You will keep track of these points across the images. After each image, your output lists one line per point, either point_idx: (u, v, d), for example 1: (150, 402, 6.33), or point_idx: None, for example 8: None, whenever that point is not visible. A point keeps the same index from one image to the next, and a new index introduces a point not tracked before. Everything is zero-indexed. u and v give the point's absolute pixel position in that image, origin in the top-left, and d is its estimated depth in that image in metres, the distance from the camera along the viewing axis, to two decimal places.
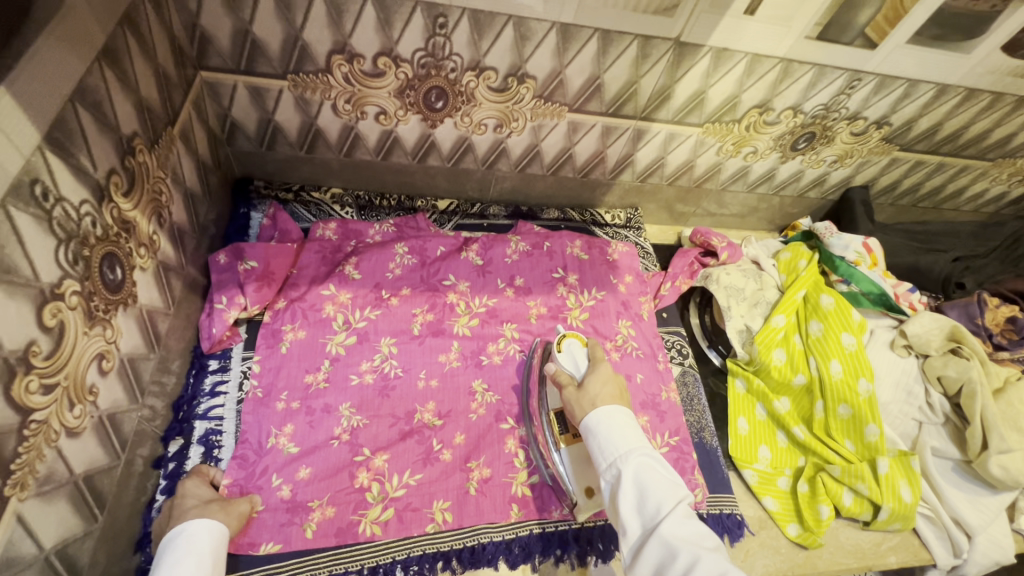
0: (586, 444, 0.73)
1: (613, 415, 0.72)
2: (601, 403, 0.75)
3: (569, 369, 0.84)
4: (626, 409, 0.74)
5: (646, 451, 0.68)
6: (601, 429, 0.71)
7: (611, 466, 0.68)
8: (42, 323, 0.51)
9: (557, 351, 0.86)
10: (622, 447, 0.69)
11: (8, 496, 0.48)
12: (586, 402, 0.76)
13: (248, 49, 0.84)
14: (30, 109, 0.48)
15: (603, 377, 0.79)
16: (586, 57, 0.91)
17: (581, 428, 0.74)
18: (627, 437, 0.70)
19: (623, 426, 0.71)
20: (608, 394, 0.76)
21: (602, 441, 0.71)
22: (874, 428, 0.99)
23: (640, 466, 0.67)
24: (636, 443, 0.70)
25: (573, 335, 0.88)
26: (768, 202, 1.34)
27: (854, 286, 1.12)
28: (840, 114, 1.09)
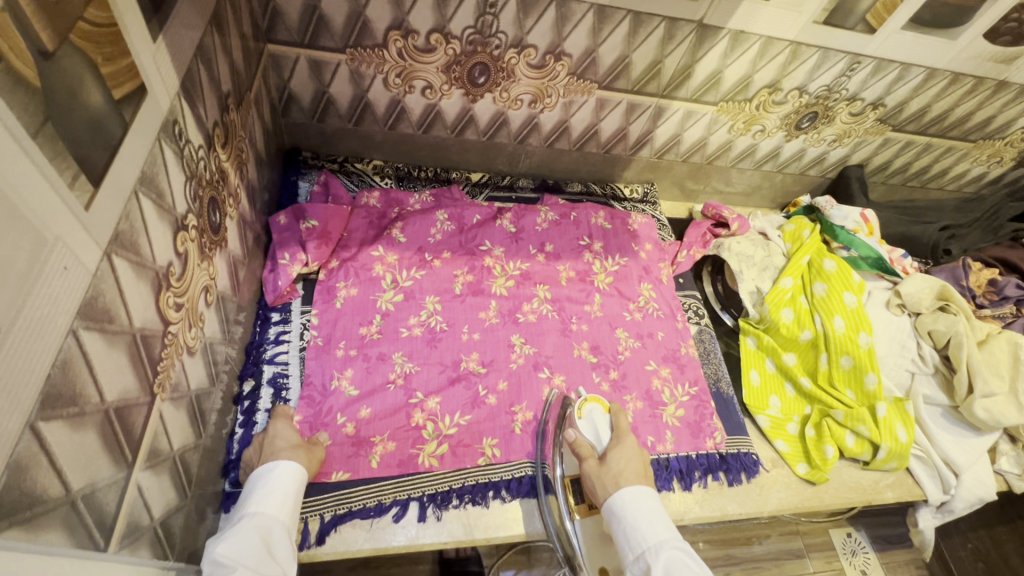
0: (614, 535, 0.74)
1: (639, 499, 0.75)
2: (624, 480, 0.79)
3: (590, 437, 0.92)
4: (651, 492, 0.78)
5: (675, 544, 0.68)
6: (627, 517, 0.73)
7: (638, 558, 0.69)
8: (176, 247, 0.59)
9: (578, 418, 0.94)
10: (650, 537, 0.70)
11: (156, 394, 0.55)
12: (609, 478, 0.81)
13: (314, 24, 0.92)
14: (174, 57, 0.56)
15: (627, 453, 0.85)
16: (618, 38, 1.00)
17: (609, 515, 0.76)
18: (655, 527, 0.71)
19: (651, 516, 0.73)
20: (631, 472, 0.81)
21: (630, 531, 0.72)
22: (873, 377, 1.10)
23: (669, 559, 0.67)
24: (664, 535, 0.70)
25: (594, 400, 0.97)
26: (771, 180, 1.45)
27: (853, 252, 1.23)
28: (840, 94, 1.20)
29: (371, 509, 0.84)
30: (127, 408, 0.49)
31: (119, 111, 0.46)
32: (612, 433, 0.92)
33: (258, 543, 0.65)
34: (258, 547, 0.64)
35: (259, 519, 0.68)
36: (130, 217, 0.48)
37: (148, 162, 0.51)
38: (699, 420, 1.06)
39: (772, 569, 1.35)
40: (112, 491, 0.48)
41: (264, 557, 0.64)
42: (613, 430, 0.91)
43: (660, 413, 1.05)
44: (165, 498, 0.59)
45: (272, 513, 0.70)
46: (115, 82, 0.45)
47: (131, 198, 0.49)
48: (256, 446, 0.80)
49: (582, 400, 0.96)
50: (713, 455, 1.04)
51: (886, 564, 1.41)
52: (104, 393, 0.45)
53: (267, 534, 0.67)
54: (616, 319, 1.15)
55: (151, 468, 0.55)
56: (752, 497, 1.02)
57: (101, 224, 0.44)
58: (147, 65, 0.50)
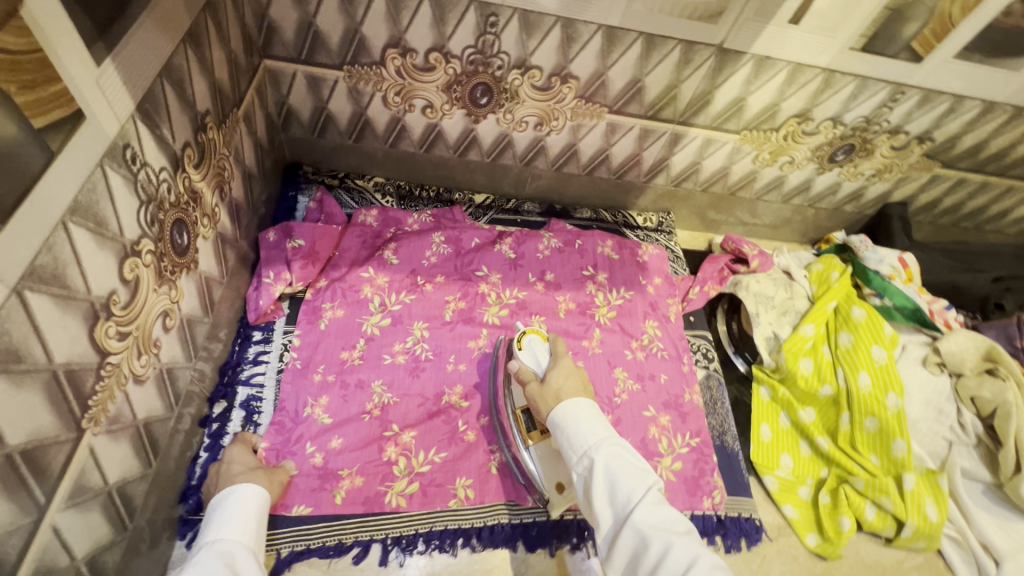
0: (556, 438, 0.71)
1: (579, 405, 0.71)
2: (566, 396, 0.74)
3: (532, 365, 0.83)
4: (591, 400, 0.73)
5: (615, 441, 0.67)
6: (568, 423, 0.70)
7: (581, 459, 0.67)
8: (123, 275, 0.56)
9: (518, 348, 0.84)
10: (591, 439, 0.67)
11: (85, 429, 0.53)
12: (551, 395, 0.75)
13: (310, 40, 0.90)
14: (128, 80, 0.53)
15: (566, 372, 0.79)
16: (629, 61, 0.94)
17: (549, 423, 0.72)
18: (595, 428, 0.68)
19: (591, 417, 0.70)
20: (571, 388, 0.75)
21: (571, 434, 0.69)
22: (902, 444, 0.98)
23: (611, 455, 0.66)
24: (605, 433, 0.68)
25: (533, 331, 0.86)
26: (802, 214, 1.34)
27: (887, 300, 1.11)
28: (881, 127, 1.09)
29: (330, 548, 0.81)
30: (41, 449, 0.47)
31: (42, 141, 0.43)
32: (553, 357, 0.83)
33: (222, 564, 0.63)
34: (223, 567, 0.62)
35: (221, 546, 0.65)
36: (54, 250, 0.46)
37: (84, 191, 0.49)
38: (698, 476, 0.97)
39: None
40: (14, 537, 0.45)
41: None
42: (554, 356, 0.83)
43: (654, 465, 0.97)
44: (93, 535, 0.57)
45: (234, 537, 0.67)
46: (36, 112, 0.42)
47: (57, 230, 0.46)
48: (213, 476, 0.77)
49: (519, 331, 0.85)
50: (710, 517, 0.95)
51: None
52: (6, 438, 0.43)
53: (231, 558, 0.65)
54: (615, 358, 1.07)
55: (74, 505, 0.53)
56: (751, 567, 0.93)
57: (8, 262, 0.41)
58: (86, 91, 0.47)
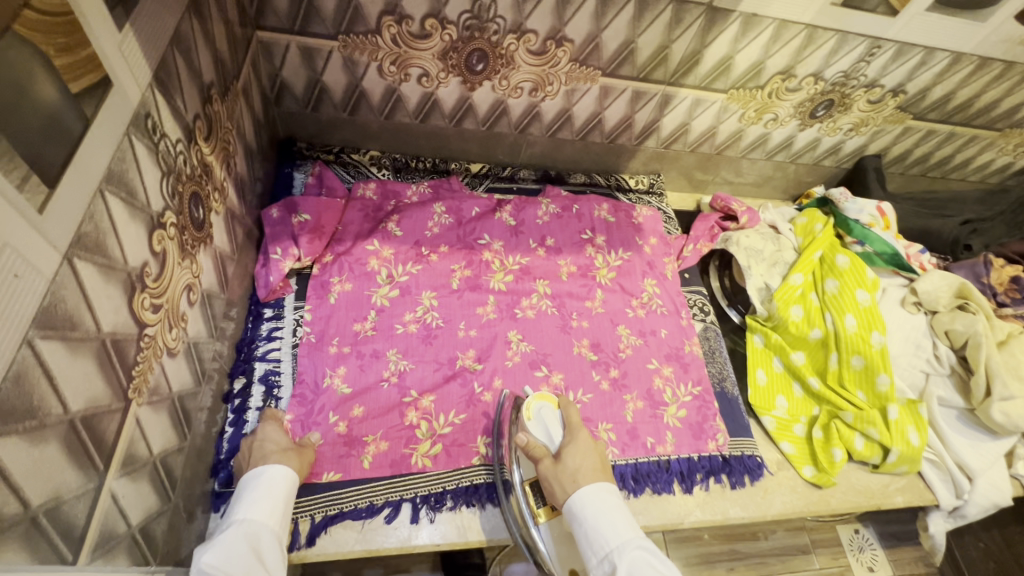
0: (574, 531, 0.69)
1: (599, 496, 0.69)
2: (584, 479, 0.72)
3: (542, 438, 0.82)
4: (611, 487, 0.71)
5: (640, 544, 0.64)
6: (588, 517, 0.67)
7: (601, 561, 0.65)
8: (152, 247, 0.56)
9: (527, 419, 0.84)
10: (614, 540, 0.65)
11: (131, 399, 0.54)
12: (566, 477, 0.73)
13: (303, 10, 0.88)
14: (145, 47, 0.53)
15: (583, 448, 0.77)
16: (622, 23, 0.95)
17: (566, 511, 0.70)
18: (618, 527, 0.66)
19: (615, 514, 0.67)
20: (589, 468, 0.73)
21: (590, 530, 0.67)
22: (885, 378, 1.06)
23: (635, 560, 0.63)
24: (628, 535, 0.66)
25: (544, 400, 0.86)
26: (784, 170, 1.39)
27: (868, 247, 1.18)
28: (859, 81, 1.14)
29: (362, 510, 0.83)
30: (98, 416, 0.48)
31: (77, 107, 0.43)
32: (564, 429, 0.82)
33: (243, 554, 0.62)
34: (242, 560, 0.61)
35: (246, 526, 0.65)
36: (95, 218, 0.46)
37: (115, 160, 0.49)
38: (702, 421, 1.03)
39: (778, 566, 1.33)
40: (81, 501, 0.46)
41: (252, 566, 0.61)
42: (565, 426, 0.82)
43: (661, 414, 1.03)
44: (144, 504, 0.58)
45: (260, 518, 0.66)
46: (72, 75, 0.42)
47: (96, 199, 0.46)
48: (245, 450, 0.79)
49: (529, 400, 0.86)
50: (716, 457, 1.01)
51: (894, 561, 1.38)
52: (68, 404, 0.44)
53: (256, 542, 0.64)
54: (618, 316, 1.12)
55: (126, 476, 0.54)
56: (756, 500, 0.99)
57: (59, 228, 0.41)
58: (112, 56, 0.47)
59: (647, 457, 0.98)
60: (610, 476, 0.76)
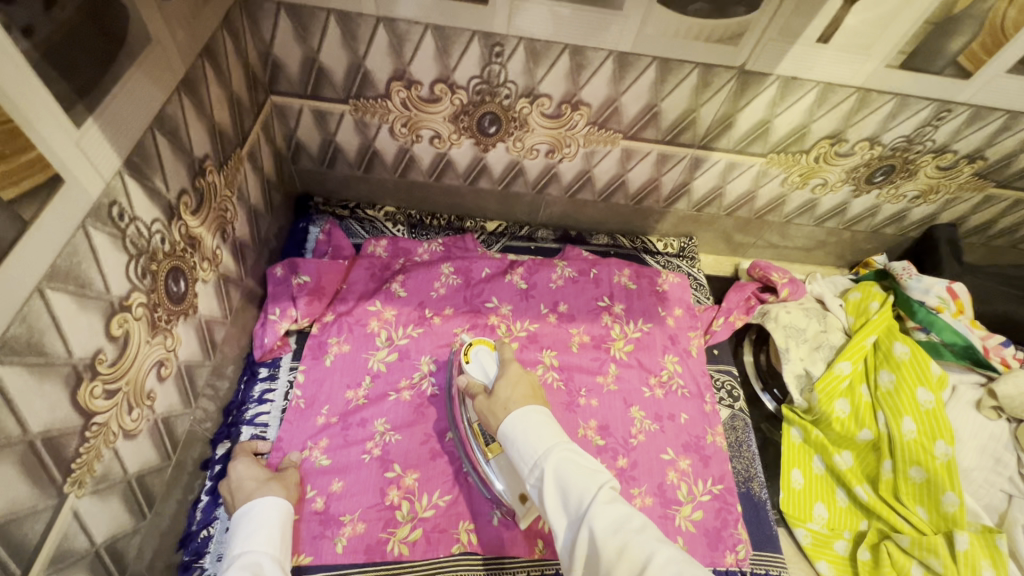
0: (506, 453, 0.67)
1: (529, 415, 0.67)
2: (513, 407, 0.70)
3: (478, 377, 0.82)
4: (543, 408, 0.69)
5: (566, 445, 0.63)
6: (517, 434, 0.66)
7: (531, 470, 0.63)
8: (109, 333, 0.55)
9: (465, 362, 0.84)
10: (540, 447, 0.63)
11: (67, 493, 0.52)
12: (499, 407, 0.71)
13: (315, 76, 0.89)
14: (113, 138, 0.53)
15: (514, 380, 0.76)
16: (643, 86, 0.89)
17: (500, 437, 0.68)
18: (544, 435, 0.64)
19: (539, 425, 0.66)
20: (520, 396, 0.72)
21: (521, 445, 0.65)
22: (953, 497, 0.89)
23: (562, 459, 0.61)
24: (555, 439, 0.64)
25: (480, 342, 0.86)
26: (837, 237, 1.25)
27: (934, 335, 1.02)
28: (924, 146, 1.00)
29: None
30: (14, 522, 0.46)
31: (13, 212, 0.42)
32: (500, 365, 0.82)
33: None
34: None
35: (248, 558, 0.65)
36: (28, 318, 0.45)
37: (64, 255, 0.48)
38: (721, 528, 0.91)
39: None
40: None
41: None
42: (501, 363, 0.82)
43: (672, 515, 0.91)
44: None
45: (259, 549, 0.67)
46: (7, 183, 0.41)
47: (32, 298, 0.45)
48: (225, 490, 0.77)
49: (465, 345, 0.85)
50: (734, 574, 0.88)
51: None
52: None
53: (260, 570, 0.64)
54: (632, 396, 1.02)
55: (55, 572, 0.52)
56: None
57: None
58: (63, 154, 0.46)
59: None
60: (544, 401, 0.74)
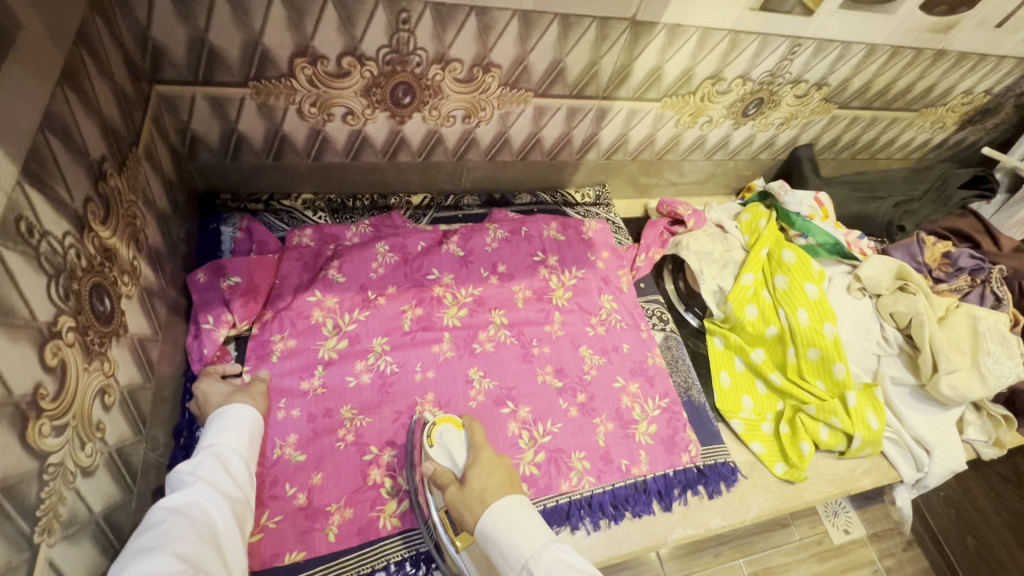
0: (489, 552, 0.69)
1: (509, 507, 0.70)
2: (491, 498, 0.72)
3: (445, 462, 0.82)
4: (521, 496, 0.73)
5: (554, 546, 0.67)
6: (500, 534, 0.68)
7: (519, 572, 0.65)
8: (45, 363, 0.50)
9: (429, 446, 0.83)
10: (529, 549, 0.66)
11: (39, 542, 0.47)
12: (475, 499, 0.73)
13: (204, 60, 0.81)
14: (5, 142, 0.46)
15: (487, 467, 0.78)
16: (547, 44, 0.93)
17: (478, 534, 0.70)
18: (530, 535, 0.67)
19: (523, 522, 0.69)
20: (496, 486, 0.74)
21: (505, 546, 0.68)
22: (841, 366, 1.09)
23: (552, 562, 0.65)
24: (542, 539, 0.68)
25: (445, 421, 0.86)
26: (724, 167, 1.41)
27: (810, 239, 1.21)
28: (784, 78, 1.16)
29: None
30: None
31: None
32: (467, 449, 0.82)
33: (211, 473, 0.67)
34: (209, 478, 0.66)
35: (215, 450, 0.70)
36: None
37: None
38: (673, 434, 1.03)
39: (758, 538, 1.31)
40: None
41: (219, 478, 0.67)
42: (469, 449, 0.82)
43: (632, 433, 1.02)
44: None
45: (227, 444, 0.71)
46: None
47: None
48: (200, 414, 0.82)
49: (429, 426, 0.85)
50: (691, 470, 1.01)
51: (868, 521, 1.39)
52: None
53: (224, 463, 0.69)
54: (579, 337, 1.10)
55: None
56: (734, 507, 1.00)
57: None
58: None
59: (623, 481, 0.96)
60: (519, 487, 0.78)
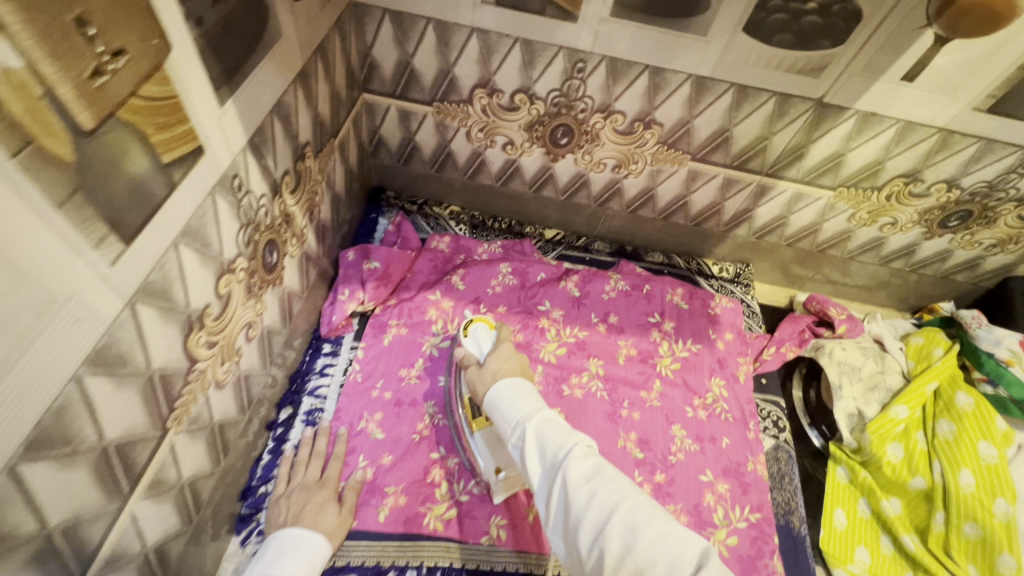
0: (491, 418, 0.71)
1: (512, 383, 0.72)
2: (501, 376, 0.75)
3: (474, 351, 0.85)
4: (528, 380, 0.74)
5: (546, 409, 0.68)
6: (502, 399, 0.70)
7: (513, 431, 0.67)
8: (218, 290, 0.62)
9: (463, 336, 0.87)
10: (523, 411, 0.68)
11: (168, 428, 0.58)
12: (486, 377, 0.77)
13: (405, 78, 0.96)
14: (244, 118, 0.59)
15: (504, 355, 0.80)
16: (716, 111, 0.91)
17: (485, 403, 0.73)
18: (526, 400, 0.69)
19: (523, 392, 0.71)
20: (507, 369, 0.77)
21: (505, 410, 0.70)
22: (1010, 559, 0.84)
23: (542, 421, 0.66)
24: (538, 405, 0.69)
25: (479, 320, 0.89)
26: (902, 278, 1.21)
27: (1001, 389, 0.98)
28: (1006, 194, 0.97)
29: (368, 569, 0.82)
30: (131, 444, 0.52)
31: (167, 174, 0.49)
32: (494, 341, 0.85)
33: None
34: None
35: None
36: (165, 268, 0.51)
37: (196, 217, 0.55)
38: (755, 557, 0.89)
39: None
40: (98, 521, 0.50)
41: None
42: (495, 342, 0.84)
43: (706, 536, 0.91)
44: (164, 524, 0.62)
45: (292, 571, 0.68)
46: (167, 148, 0.48)
47: (169, 252, 0.52)
48: (283, 471, 0.85)
49: (465, 321, 0.88)
50: None
51: None
52: (104, 432, 0.48)
53: None
54: (674, 414, 1.02)
55: (152, 496, 0.58)
56: None
57: (127, 277, 0.46)
58: (207, 128, 0.53)
59: None
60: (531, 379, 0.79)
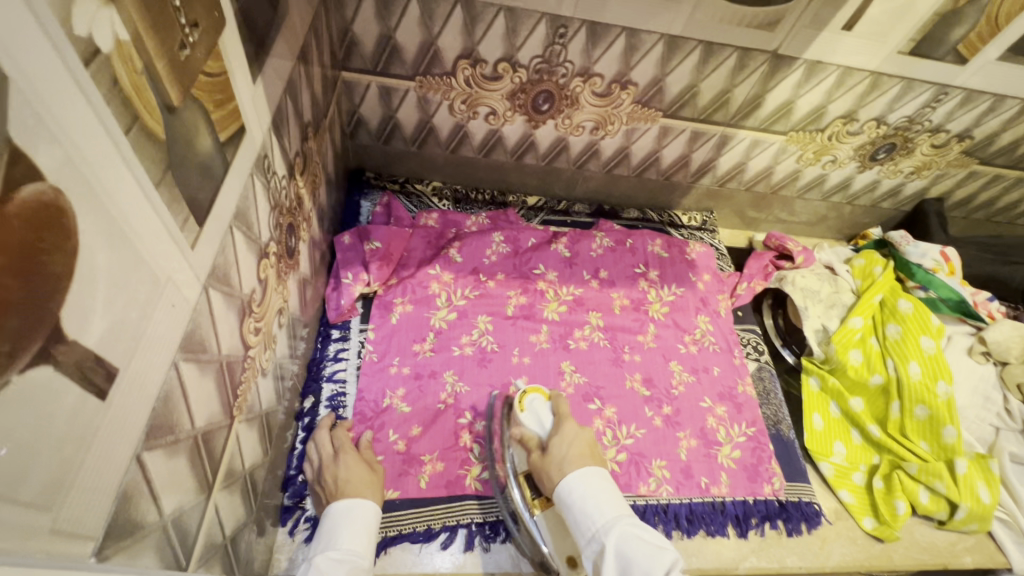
0: (564, 518, 0.68)
1: (586, 477, 0.69)
2: (570, 466, 0.71)
3: (534, 428, 0.83)
4: (600, 470, 0.71)
5: (628, 520, 0.63)
6: (575, 499, 0.67)
7: (590, 540, 0.63)
8: (259, 274, 0.61)
9: (520, 412, 0.86)
10: (601, 518, 0.64)
11: (235, 416, 0.58)
12: (554, 465, 0.73)
13: (387, 54, 0.95)
14: (269, 96, 0.59)
15: (569, 437, 0.77)
16: (686, 68, 0.98)
17: (556, 498, 0.70)
18: (604, 506, 0.65)
19: (601, 494, 0.67)
20: (575, 455, 0.73)
21: (580, 513, 0.66)
22: (952, 430, 1.02)
23: (622, 535, 0.61)
24: (617, 513, 0.65)
25: (535, 391, 0.88)
26: (839, 211, 1.38)
27: (931, 292, 1.15)
28: (923, 126, 1.13)
29: (420, 534, 0.85)
30: (212, 431, 0.52)
31: (223, 153, 0.48)
32: (554, 416, 0.83)
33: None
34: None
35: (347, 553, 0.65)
36: (225, 251, 0.51)
37: (243, 198, 0.54)
38: (757, 463, 1.02)
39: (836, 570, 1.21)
40: (195, 511, 0.50)
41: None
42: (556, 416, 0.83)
43: (715, 453, 1.02)
44: (235, 516, 0.62)
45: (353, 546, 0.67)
46: (223, 126, 0.47)
47: (227, 234, 0.51)
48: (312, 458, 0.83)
49: (519, 393, 0.87)
50: (772, 502, 0.99)
51: None
52: (194, 420, 0.48)
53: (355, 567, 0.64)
54: (670, 352, 1.12)
55: (226, 487, 0.58)
56: (814, 550, 0.97)
57: (200, 259, 0.46)
58: (247, 106, 0.52)
59: (701, 498, 0.97)
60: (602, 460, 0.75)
